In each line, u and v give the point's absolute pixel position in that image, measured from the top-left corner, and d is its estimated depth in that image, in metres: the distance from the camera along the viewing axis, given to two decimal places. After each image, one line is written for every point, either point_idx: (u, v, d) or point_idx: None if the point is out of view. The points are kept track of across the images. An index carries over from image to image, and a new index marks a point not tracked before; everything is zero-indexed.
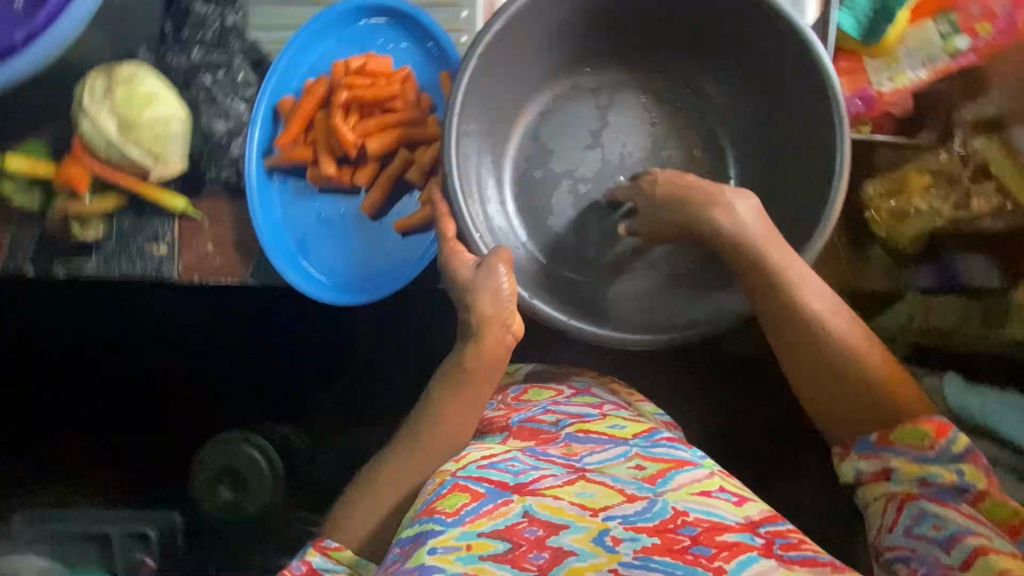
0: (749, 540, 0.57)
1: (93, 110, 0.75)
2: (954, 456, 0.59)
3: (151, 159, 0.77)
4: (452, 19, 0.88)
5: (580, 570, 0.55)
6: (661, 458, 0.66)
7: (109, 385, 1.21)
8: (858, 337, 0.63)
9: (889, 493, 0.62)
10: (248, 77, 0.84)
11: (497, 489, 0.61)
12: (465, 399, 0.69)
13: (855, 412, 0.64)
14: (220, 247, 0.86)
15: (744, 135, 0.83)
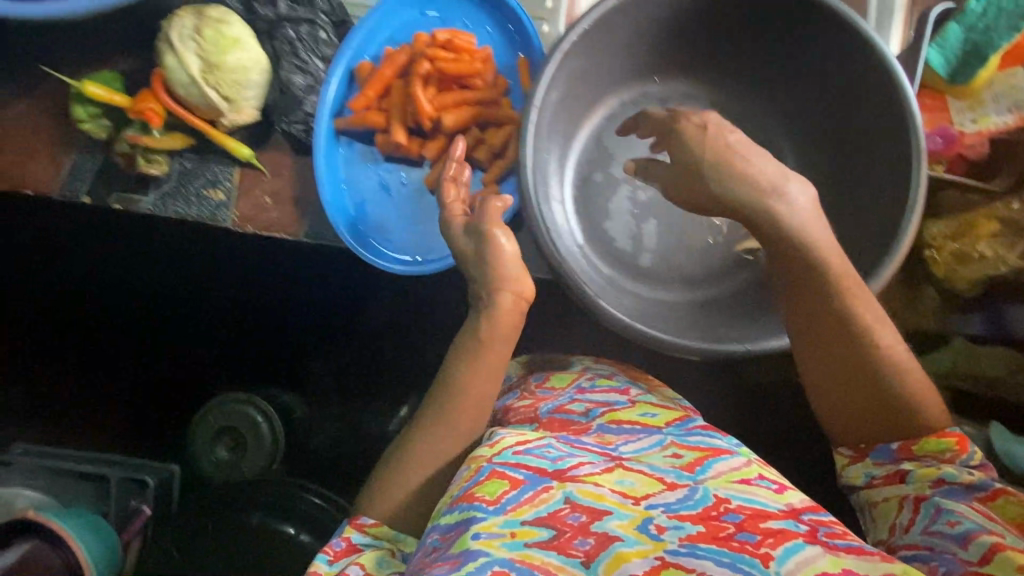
0: (794, 527, 0.56)
1: (178, 47, 0.74)
2: (974, 462, 0.62)
3: (227, 105, 0.78)
4: (537, 7, 0.88)
5: (626, 557, 0.54)
6: (695, 446, 0.66)
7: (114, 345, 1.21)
8: (895, 348, 0.63)
9: (901, 493, 0.64)
10: (329, 37, 0.84)
11: (536, 475, 0.60)
12: (486, 371, 0.69)
13: (875, 419, 0.64)
14: (278, 201, 0.86)
15: (812, 162, 0.81)
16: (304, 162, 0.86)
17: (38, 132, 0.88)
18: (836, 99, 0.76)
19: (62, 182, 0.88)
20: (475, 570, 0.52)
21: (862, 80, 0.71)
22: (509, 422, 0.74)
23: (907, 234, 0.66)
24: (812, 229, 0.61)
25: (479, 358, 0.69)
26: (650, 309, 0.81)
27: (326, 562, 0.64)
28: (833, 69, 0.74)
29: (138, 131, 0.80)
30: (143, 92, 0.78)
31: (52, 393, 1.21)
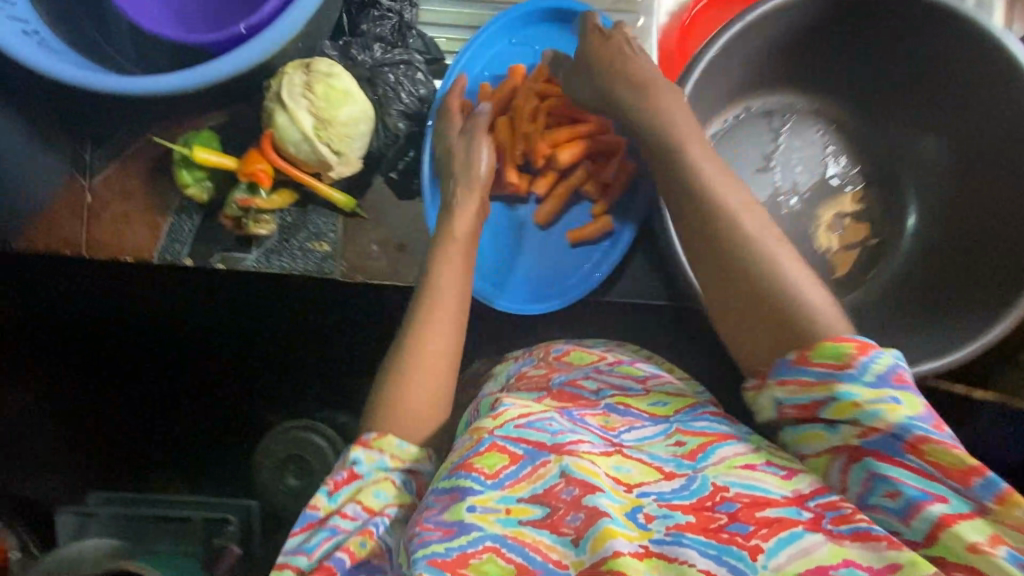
0: (795, 514, 0.45)
1: (289, 105, 0.72)
2: (876, 380, 0.47)
3: (337, 158, 0.75)
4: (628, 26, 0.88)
5: (614, 533, 0.45)
6: (700, 432, 0.54)
7: (136, 359, 1.00)
8: (762, 234, 0.58)
9: (832, 447, 0.49)
10: (425, 76, 0.81)
11: (535, 450, 0.51)
12: (450, 304, 0.66)
13: (764, 325, 0.54)
14: (385, 247, 0.85)
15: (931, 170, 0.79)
16: (409, 206, 0.85)
17: (131, 198, 0.85)
18: (965, 106, 0.73)
19: (161, 246, 0.86)
20: (466, 545, 0.46)
21: (997, 88, 0.69)
22: (516, 389, 0.65)
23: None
24: (738, 208, 0.59)
25: (419, 319, 0.65)
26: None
27: (326, 495, 0.56)
28: (965, 75, 0.71)
29: (246, 193, 0.78)
30: (253, 154, 0.75)
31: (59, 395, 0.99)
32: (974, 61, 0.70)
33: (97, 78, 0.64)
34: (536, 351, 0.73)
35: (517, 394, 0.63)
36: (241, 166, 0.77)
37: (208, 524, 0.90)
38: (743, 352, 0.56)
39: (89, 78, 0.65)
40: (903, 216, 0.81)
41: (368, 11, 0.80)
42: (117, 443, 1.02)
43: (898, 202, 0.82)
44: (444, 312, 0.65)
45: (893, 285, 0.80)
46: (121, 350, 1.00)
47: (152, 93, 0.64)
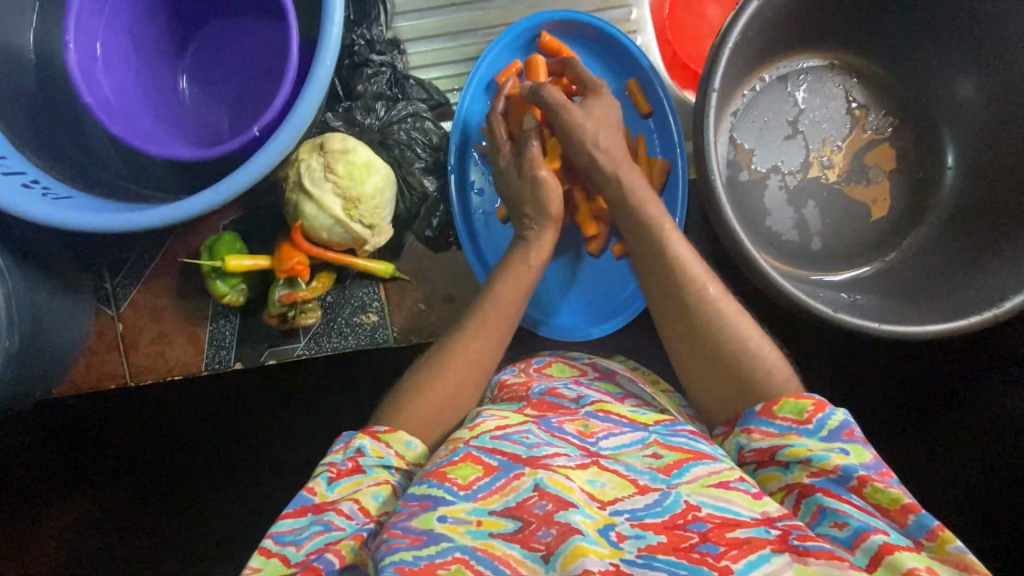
0: (764, 535, 0.45)
1: (312, 191, 0.69)
2: (828, 434, 0.51)
3: (369, 231, 0.73)
4: (624, 21, 0.85)
5: (585, 550, 0.42)
6: (679, 447, 0.54)
7: (194, 464, 0.95)
8: (731, 311, 0.62)
9: (785, 484, 0.51)
10: (433, 124, 0.78)
11: (511, 461, 0.50)
12: (478, 348, 0.64)
13: (731, 390, 0.59)
14: (432, 304, 0.83)
15: (970, 106, 0.77)
16: (446, 258, 0.83)
17: (162, 316, 0.82)
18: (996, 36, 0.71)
19: (207, 356, 0.83)
20: (434, 555, 0.44)
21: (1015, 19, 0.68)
22: (497, 399, 0.67)
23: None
24: (704, 277, 0.63)
25: (451, 353, 0.64)
26: (848, 297, 0.76)
27: (326, 481, 0.54)
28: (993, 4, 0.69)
29: (287, 288, 0.75)
30: (288, 249, 0.72)
31: (120, 497, 0.95)
32: None
33: (117, 218, 0.61)
34: (518, 364, 0.75)
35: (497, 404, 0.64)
36: (276, 262, 0.74)
37: None
38: (705, 401, 0.61)
39: (104, 218, 0.61)
40: (940, 157, 0.81)
41: (361, 70, 0.77)
42: (168, 552, 0.96)
43: (931, 144, 0.81)
44: (491, 334, 0.65)
45: (945, 227, 0.79)
46: (181, 457, 0.94)
47: (173, 218, 0.61)
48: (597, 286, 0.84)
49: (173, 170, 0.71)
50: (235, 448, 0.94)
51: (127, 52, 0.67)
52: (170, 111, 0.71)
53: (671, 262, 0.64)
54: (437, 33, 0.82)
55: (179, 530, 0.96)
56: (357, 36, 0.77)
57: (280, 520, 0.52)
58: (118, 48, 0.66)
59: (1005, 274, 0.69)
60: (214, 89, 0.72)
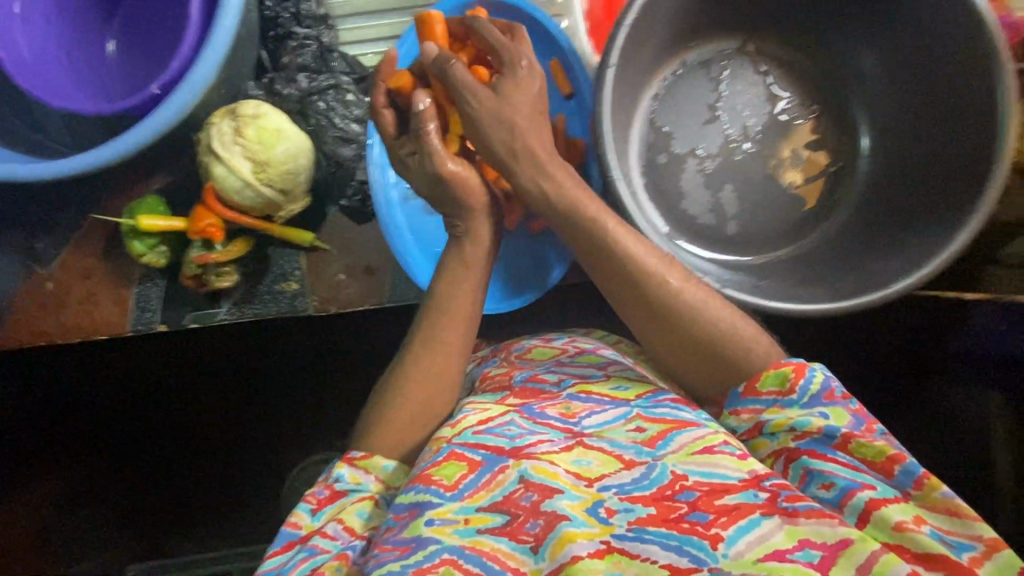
0: (752, 499, 0.48)
1: (221, 153, 0.71)
2: (810, 400, 0.54)
3: (282, 196, 0.75)
4: (550, 5, 0.86)
5: (572, 536, 0.47)
6: (662, 418, 0.57)
7: (148, 419, 1.04)
8: (715, 303, 0.61)
9: (772, 450, 0.55)
10: (356, 96, 0.81)
11: (493, 455, 0.54)
12: (449, 339, 0.67)
13: (711, 371, 0.61)
14: (353, 275, 0.84)
15: (877, 88, 0.79)
16: (368, 229, 0.84)
17: (90, 277, 0.84)
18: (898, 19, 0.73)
19: (133, 317, 0.84)
20: (424, 559, 0.48)
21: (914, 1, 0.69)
22: (482, 390, 0.69)
23: (1010, 129, 0.64)
24: (663, 270, 0.62)
25: (415, 349, 0.67)
26: (750, 279, 0.76)
27: (309, 513, 0.60)
28: None
29: (201, 250, 0.77)
30: (198, 210, 0.75)
31: (81, 449, 1.04)
32: None
33: (24, 168, 0.63)
34: (500, 352, 0.77)
35: (481, 396, 0.66)
36: (189, 224, 0.76)
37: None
38: (689, 379, 0.63)
39: (17, 170, 0.64)
40: (854, 140, 0.82)
41: (286, 43, 0.79)
42: (143, 498, 1.09)
43: (847, 128, 0.82)
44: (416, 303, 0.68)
45: (858, 212, 0.80)
46: (135, 410, 1.02)
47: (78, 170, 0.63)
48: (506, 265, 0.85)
49: (97, 130, 0.74)
50: (191, 408, 1.04)
51: (49, 13, 0.71)
52: (96, 74, 0.75)
53: (607, 244, 0.62)
54: (368, 10, 0.84)
55: (149, 477, 1.08)
56: (282, 9, 0.79)
57: (269, 558, 0.58)
58: (40, 8, 0.70)
59: (906, 257, 0.70)
60: (137, 50, 0.75)
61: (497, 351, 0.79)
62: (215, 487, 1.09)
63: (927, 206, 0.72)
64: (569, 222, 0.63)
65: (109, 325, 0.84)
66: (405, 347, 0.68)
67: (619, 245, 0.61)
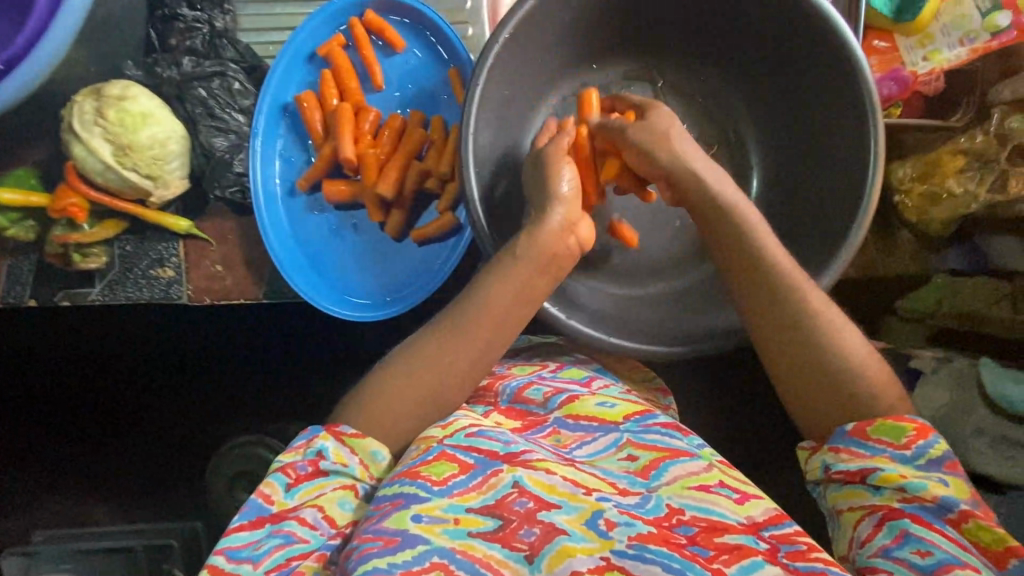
0: (753, 543, 0.52)
1: (94, 151, 0.70)
2: (926, 464, 0.54)
3: (151, 182, 0.73)
4: (456, 10, 0.84)
5: (571, 552, 0.50)
6: (654, 446, 0.61)
7: (36, 386, 1.04)
8: (853, 339, 0.59)
9: (868, 504, 0.55)
10: (245, 86, 0.79)
11: (486, 459, 0.56)
12: (442, 348, 0.63)
13: (827, 404, 0.58)
14: (230, 267, 0.81)
15: (767, 128, 0.78)
16: (248, 222, 0.81)
17: None
18: (785, 59, 0.72)
19: (1, 289, 0.81)
20: (412, 561, 0.49)
21: (798, 39, 0.69)
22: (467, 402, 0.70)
23: (875, 184, 0.65)
24: (804, 285, 0.60)
25: (412, 348, 0.64)
26: (613, 311, 0.77)
27: (284, 488, 0.57)
28: (773, 24, 0.70)
29: (66, 229, 0.77)
30: (61, 187, 0.76)
31: None
32: (770, 17, 0.70)
33: None
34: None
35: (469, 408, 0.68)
36: (52, 201, 0.77)
37: (153, 554, 1.02)
38: (788, 398, 0.61)
39: None
40: (747, 179, 0.80)
41: (174, 24, 0.77)
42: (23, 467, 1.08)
43: (741, 167, 0.81)
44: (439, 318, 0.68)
45: None
46: (24, 376, 1.03)
47: None
48: (363, 269, 0.82)
49: None
50: (78, 378, 1.04)
51: None
52: None
53: (740, 229, 0.62)
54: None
55: (32, 445, 1.08)
56: None
57: (234, 534, 0.55)
58: None
59: None
60: None
61: None
62: (99, 462, 1.09)
63: (806, 251, 0.71)
64: (703, 206, 0.64)
65: None
66: (409, 341, 0.65)
67: (755, 234, 0.62)
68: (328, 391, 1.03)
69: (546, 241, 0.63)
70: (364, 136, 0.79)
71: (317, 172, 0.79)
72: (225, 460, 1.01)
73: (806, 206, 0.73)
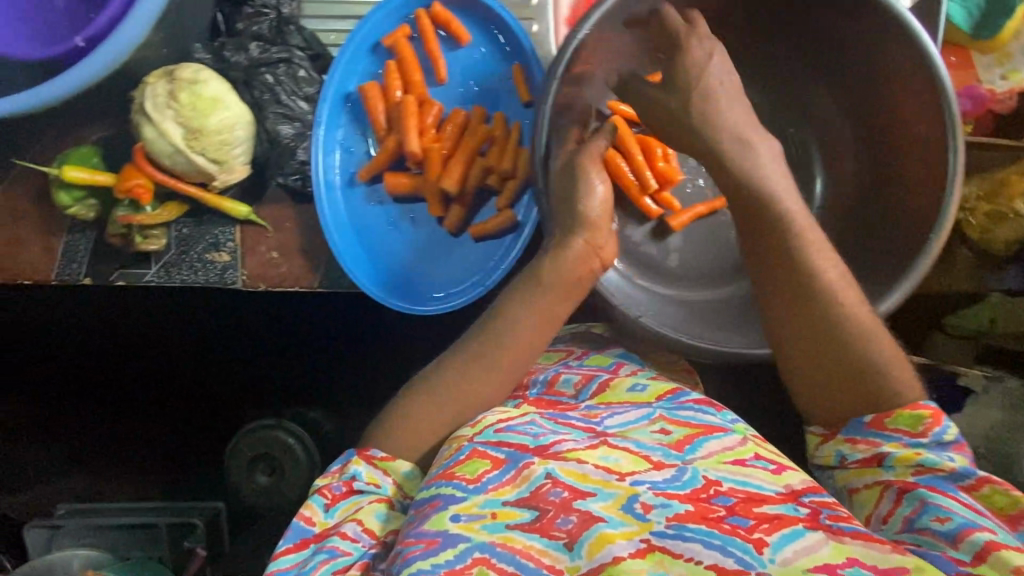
0: (793, 512, 0.52)
1: (149, 124, 0.71)
2: (936, 444, 0.57)
3: (217, 166, 0.73)
4: (522, 6, 0.83)
5: (610, 538, 0.49)
6: (686, 422, 0.61)
7: (82, 362, 1.05)
8: (879, 337, 0.59)
9: (884, 480, 0.58)
10: (309, 74, 0.78)
11: (518, 452, 0.56)
12: (475, 353, 0.64)
13: (852, 398, 0.59)
14: (286, 254, 0.81)
15: (837, 139, 0.78)
16: (305, 210, 0.81)
17: (18, 220, 0.81)
18: (862, 72, 0.72)
19: (58, 266, 0.82)
20: (454, 560, 0.49)
21: (880, 54, 0.69)
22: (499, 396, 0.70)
23: (954, 201, 0.65)
24: (836, 283, 0.59)
25: (446, 357, 0.65)
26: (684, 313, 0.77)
27: (323, 509, 0.59)
28: (853, 36, 0.70)
29: (129, 210, 0.77)
30: (127, 167, 0.76)
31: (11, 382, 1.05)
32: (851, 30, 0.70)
33: None
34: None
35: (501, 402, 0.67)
36: (118, 181, 0.77)
37: (175, 531, 1.00)
38: (817, 393, 0.61)
39: None
40: (812, 189, 0.80)
41: (242, 9, 0.77)
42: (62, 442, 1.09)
43: (807, 176, 0.80)
44: None
45: None
46: (70, 352, 1.04)
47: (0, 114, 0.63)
48: (422, 262, 0.82)
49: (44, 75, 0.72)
50: (124, 356, 1.05)
51: None
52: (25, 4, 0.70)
53: (779, 219, 0.60)
54: None
55: (74, 421, 1.09)
56: None
57: (279, 558, 0.57)
58: None
59: None
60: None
61: None
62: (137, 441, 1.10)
63: (871, 274, 0.71)
64: (746, 197, 0.61)
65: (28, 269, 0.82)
66: (448, 351, 0.66)
67: (794, 229, 0.60)
68: (371, 379, 1.04)
69: (568, 266, 0.61)
70: (428, 129, 0.79)
71: (379, 164, 0.80)
72: (243, 445, 1.03)
73: (873, 224, 0.74)
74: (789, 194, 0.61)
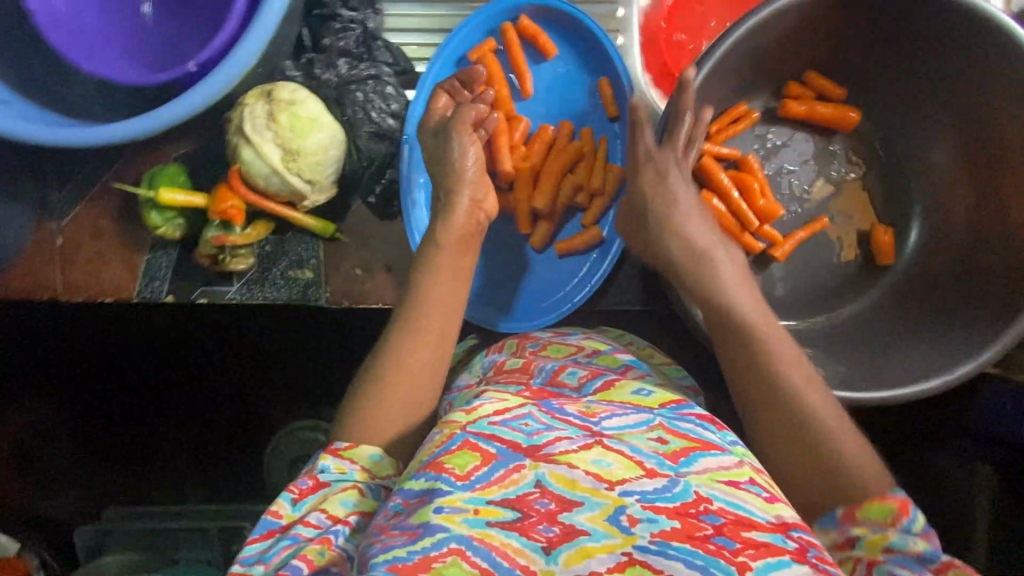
0: (780, 542, 0.41)
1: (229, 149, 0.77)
2: (906, 529, 0.49)
3: (309, 187, 0.73)
4: (608, 18, 0.82)
5: (590, 552, 0.40)
6: (686, 434, 0.48)
7: (154, 375, 1.06)
8: (841, 427, 0.54)
9: (854, 559, 0.49)
10: (396, 89, 0.77)
11: (509, 450, 0.45)
12: (423, 333, 0.62)
13: (810, 484, 0.53)
14: (369, 270, 0.81)
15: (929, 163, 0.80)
16: (389, 228, 0.81)
17: (99, 237, 0.80)
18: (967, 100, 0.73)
19: (139, 284, 0.80)
20: (430, 547, 0.40)
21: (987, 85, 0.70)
22: (495, 381, 0.61)
23: None
24: (788, 359, 0.58)
25: (397, 342, 0.61)
26: None
27: (289, 503, 0.53)
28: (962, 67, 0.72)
29: (219, 230, 0.75)
30: (223, 189, 0.73)
31: (80, 396, 1.05)
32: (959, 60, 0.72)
33: (69, 134, 0.63)
34: (512, 343, 0.70)
35: (496, 386, 0.57)
36: (211, 202, 0.75)
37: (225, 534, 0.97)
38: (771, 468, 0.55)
39: (59, 134, 0.63)
40: (898, 209, 0.82)
41: (329, 24, 0.76)
42: (125, 453, 1.09)
43: (894, 199, 0.83)
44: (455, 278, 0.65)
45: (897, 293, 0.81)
46: (141, 364, 1.04)
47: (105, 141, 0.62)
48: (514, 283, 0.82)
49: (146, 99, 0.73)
50: (196, 370, 1.06)
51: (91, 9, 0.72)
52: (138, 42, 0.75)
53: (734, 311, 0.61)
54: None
55: (140, 432, 1.09)
56: None
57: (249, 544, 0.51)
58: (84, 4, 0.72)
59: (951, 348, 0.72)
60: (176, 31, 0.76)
61: (503, 344, 0.71)
62: (201, 451, 1.10)
63: (971, 303, 0.74)
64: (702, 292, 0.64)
65: (108, 286, 0.80)
66: (388, 331, 0.63)
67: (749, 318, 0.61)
68: None
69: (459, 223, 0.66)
70: (517, 146, 0.78)
71: None
72: (286, 444, 1.03)
73: (969, 255, 0.76)
74: (752, 299, 0.63)
